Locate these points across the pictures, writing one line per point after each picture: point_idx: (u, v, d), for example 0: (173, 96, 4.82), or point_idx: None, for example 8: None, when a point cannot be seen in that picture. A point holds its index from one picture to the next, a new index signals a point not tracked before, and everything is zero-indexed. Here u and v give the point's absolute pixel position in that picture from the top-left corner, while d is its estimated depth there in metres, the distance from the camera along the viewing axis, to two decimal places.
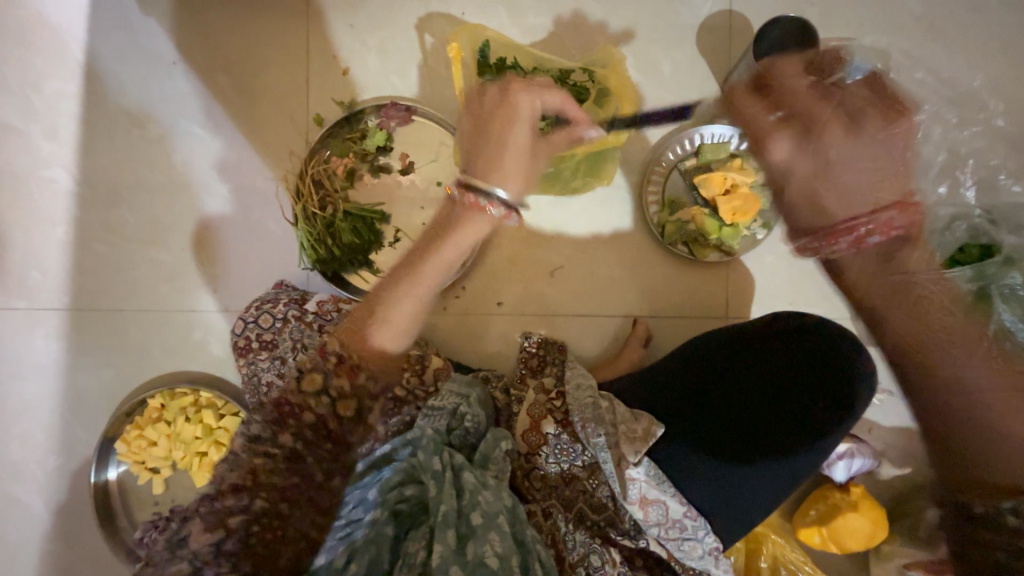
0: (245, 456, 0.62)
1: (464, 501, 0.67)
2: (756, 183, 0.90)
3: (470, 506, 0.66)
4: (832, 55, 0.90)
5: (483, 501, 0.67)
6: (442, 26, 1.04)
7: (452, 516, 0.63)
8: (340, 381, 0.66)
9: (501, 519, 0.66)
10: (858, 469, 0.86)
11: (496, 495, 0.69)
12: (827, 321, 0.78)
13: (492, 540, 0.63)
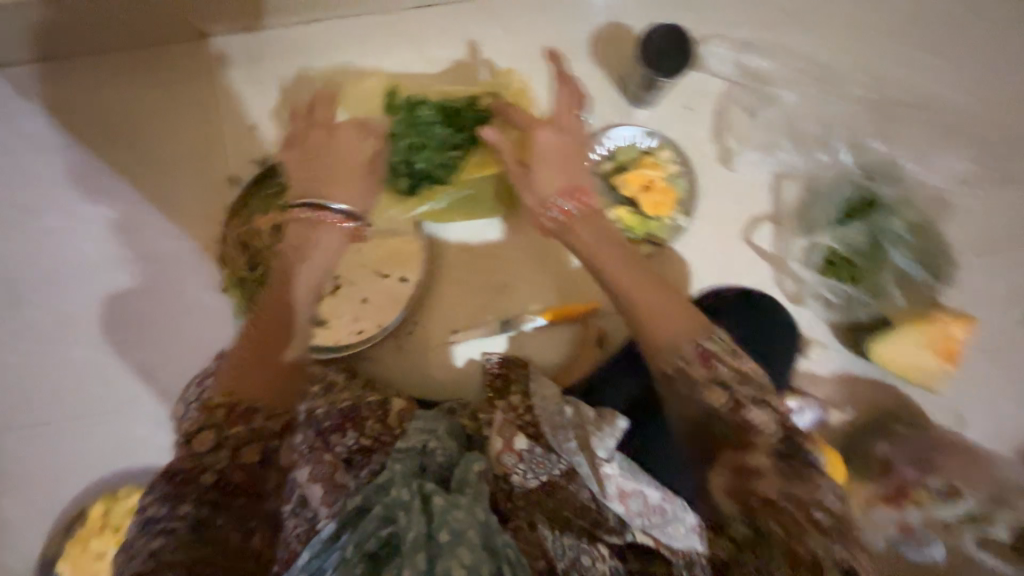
0: (148, 542, 0.61)
1: (434, 523, 0.62)
2: (669, 175, 0.98)
3: (439, 525, 0.62)
4: (712, 53, 0.99)
5: (455, 517, 0.63)
6: (347, 70, 1.04)
7: (421, 539, 0.60)
8: (232, 430, 0.71)
9: (471, 533, 0.62)
10: (809, 419, 0.94)
11: (468, 512, 0.65)
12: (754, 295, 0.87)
13: (460, 554, 0.60)
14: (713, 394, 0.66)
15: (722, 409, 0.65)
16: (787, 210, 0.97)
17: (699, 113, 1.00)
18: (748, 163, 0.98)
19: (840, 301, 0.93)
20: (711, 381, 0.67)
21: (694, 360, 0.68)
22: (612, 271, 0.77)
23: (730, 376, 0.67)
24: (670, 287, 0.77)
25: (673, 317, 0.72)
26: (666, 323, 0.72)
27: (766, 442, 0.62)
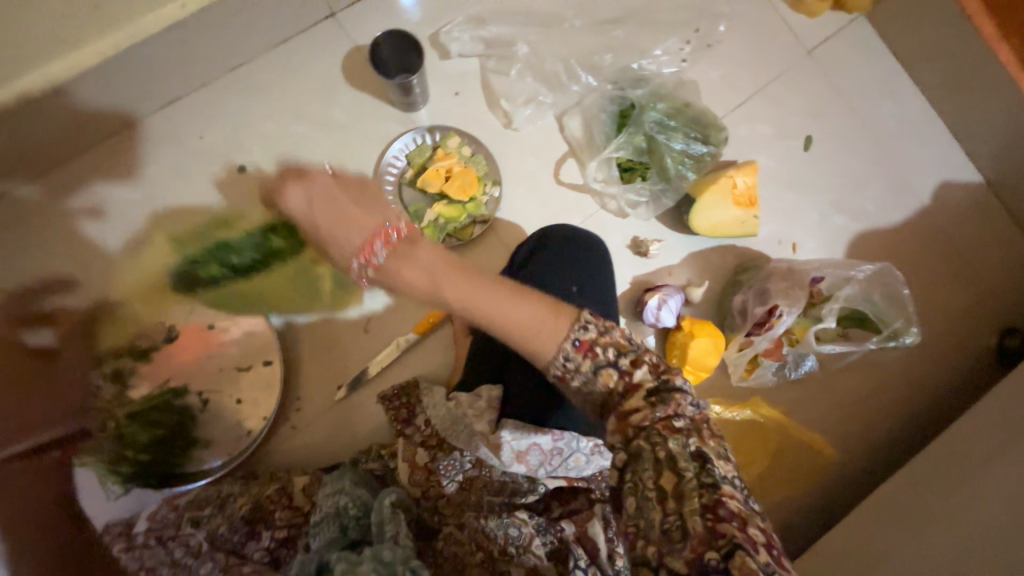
0: None
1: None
2: (464, 157, 1.01)
3: None
4: (451, 37, 1.05)
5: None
6: (120, 194, 1.00)
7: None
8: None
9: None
10: (677, 307, 1.01)
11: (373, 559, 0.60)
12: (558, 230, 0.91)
13: None
14: (607, 375, 0.62)
15: (617, 389, 0.62)
16: (578, 143, 1.06)
17: (466, 92, 1.06)
18: (527, 119, 1.06)
19: (652, 197, 1.02)
20: (600, 366, 0.62)
21: (578, 358, 0.62)
22: (451, 287, 0.62)
23: (617, 355, 0.62)
24: (523, 288, 0.64)
25: (546, 321, 0.62)
26: (540, 330, 0.62)
27: (642, 395, 0.60)
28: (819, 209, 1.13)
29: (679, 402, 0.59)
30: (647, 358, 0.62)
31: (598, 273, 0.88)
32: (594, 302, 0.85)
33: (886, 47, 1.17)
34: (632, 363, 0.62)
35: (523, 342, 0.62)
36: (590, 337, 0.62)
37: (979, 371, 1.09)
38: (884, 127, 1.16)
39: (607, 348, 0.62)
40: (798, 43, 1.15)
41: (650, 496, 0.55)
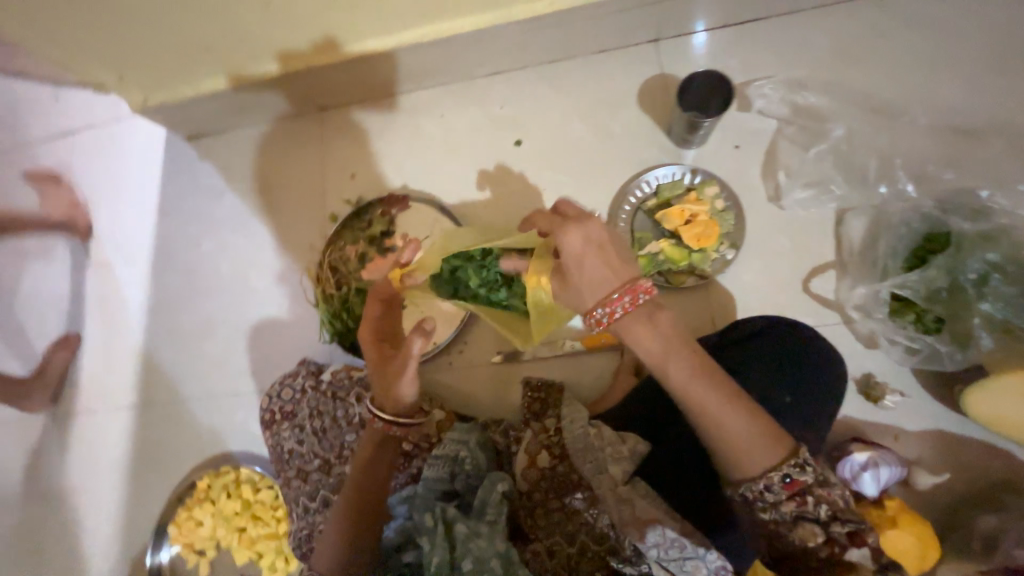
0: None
1: (457, 552, 0.68)
2: (714, 210, 0.98)
3: (462, 556, 0.67)
4: (758, 92, 1.01)
5: (474, 547, 0.68)
6: (425, 127, 1.24)
7: (445, 567, 0.67)
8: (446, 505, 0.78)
9: (493, 564, 0.66)
10: (888, 480, 0.81)
11: (489, 542, 0.69)
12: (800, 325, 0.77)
13: None
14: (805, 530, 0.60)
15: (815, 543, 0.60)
16: (850, 246, 0.92)
17: (747, 150, 1.01)
18: (799, 201, 0.96)
19: (924, 348, 0.82)
20: (803, 516, 0.60)
21: (780, 494, 0.59)
22: (678, 370, 0.61)
23: (826, 511, 0.60)
24: (755, 407, 0.60)
25: (760, 450, 0.59)
26: (750, 458, 0.59)
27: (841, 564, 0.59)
28: None
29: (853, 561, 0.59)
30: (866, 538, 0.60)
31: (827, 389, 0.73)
32: (812, 418, 0.72)
33: None
34: (849, 535, 0.59)
35: (731, 459, 0.60)
36: (806, 481, 0.59)
37: None
38: None
39: (817, 503, 0.60)
40: None
41: None
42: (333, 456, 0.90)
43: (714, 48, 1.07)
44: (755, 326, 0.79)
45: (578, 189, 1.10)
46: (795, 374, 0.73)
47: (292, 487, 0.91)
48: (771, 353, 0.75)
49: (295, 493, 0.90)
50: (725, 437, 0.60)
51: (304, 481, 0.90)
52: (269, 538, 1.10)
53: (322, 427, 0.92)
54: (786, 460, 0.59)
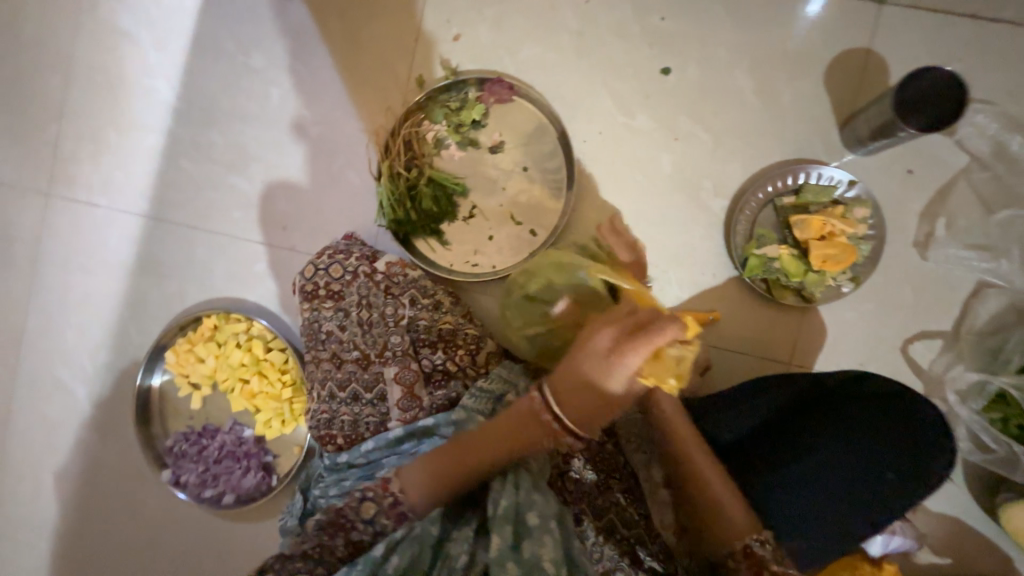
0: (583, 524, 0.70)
1: (522, 499, 0.64)
2: (855, 235, 0.86)
3: (527, 504, 0.63)
4: (969, 118, 0.85)
5: (538, 501, 0.64)
6: (563, 8, 1.00)
7: (511, 514, 0.62)
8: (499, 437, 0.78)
9: (555, 522, 0.62)
10: (894, 547, 0.84)
11: (546, 496, 0.65)
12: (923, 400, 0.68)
13: (546, 543, 0.60)
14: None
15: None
16: (971, 324, 0.85)
17: (920, 179, 0.87)
18: (949, 258, 0.85)
19: (1004, 452, 0.78)
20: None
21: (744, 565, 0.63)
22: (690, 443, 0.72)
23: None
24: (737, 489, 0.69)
25: (739, 517, 0.66)
26: (730, 523, 0.66)
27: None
28: None
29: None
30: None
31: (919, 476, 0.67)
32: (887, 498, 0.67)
33: None
34: None
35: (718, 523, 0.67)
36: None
37: None
38: None
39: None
40: None
41: None
42: (374, 352, 0.85)
43: (943, 43, 0.88)
44: (882, 385, 0.70)
45: (713, 153, 0.94)
46: (909, 454, 0.67)
47: (320, 367, 0.85)
48: (889, 420, 0.68)
49: (322, 374, 0.85)
50: (707, 490, 0.68)
51: (336, 367, 0.85)
52: (270, 398, 1.07)
53: (369, 320, 0.86)
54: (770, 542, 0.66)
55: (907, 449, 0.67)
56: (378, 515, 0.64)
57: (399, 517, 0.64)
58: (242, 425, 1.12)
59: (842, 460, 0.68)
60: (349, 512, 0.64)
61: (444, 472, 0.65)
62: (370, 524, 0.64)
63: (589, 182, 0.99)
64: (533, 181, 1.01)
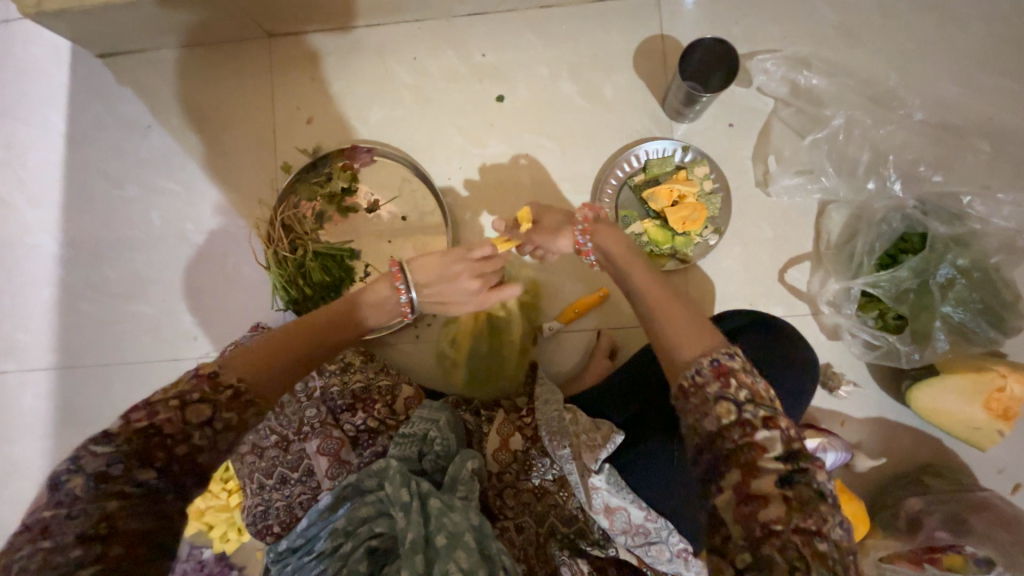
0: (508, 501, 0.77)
1: (432, 527, 0.63)
2: (703, 191, 0.94)
3: (436, 529, 0.62)
4: (759, 68, 0.95)
5: (449, 522, 0.63)
6: (396, 70, 1.09)
7: (420, 543, 0.61)
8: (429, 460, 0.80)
9: (468, 537, 0.61)
10: (833, 464, 0.86)
11: (463, 515, 0.64)
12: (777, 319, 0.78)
13: (457, 558, 0.59)
14: (724, 410, 0.53)
15: (730, 429, 0.51)
16: (828, 239, 0.92)
17: (741, 129, 0.96)
18: (787, 188, 0.93)
19: (885, 345, 0.84)
20: (724, 397, 0.53)
21: (709, 376, 0.55)
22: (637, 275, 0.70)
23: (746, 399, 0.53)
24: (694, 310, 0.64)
25: (689, 334, 0.60)
26: (678, 345, 0.60)
27: (770, 467, 0.49)
28: None
29: (829, 515, 0.46)
30: (780, 424, 0.51)
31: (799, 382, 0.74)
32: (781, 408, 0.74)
33: None
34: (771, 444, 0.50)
35: (668, 346, 0.61)
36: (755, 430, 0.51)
37: None
38: None
39: (741, 387, 0.54)
40: None
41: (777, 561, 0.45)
42: (292, 431, 0.84)
43: (720, 11, 0.99)
44: (732, 323, 0.79)
45: (564, 157, 1.03)
46: (777, 374, 0.73)
47: (244, 462, 0.84)
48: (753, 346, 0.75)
49: (247, 468, 0.84)
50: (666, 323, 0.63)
51: (258, 456, 0.83)
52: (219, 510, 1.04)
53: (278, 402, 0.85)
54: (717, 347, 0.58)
55: (768, 367, 0.73)
56: (217, 414, 0.53)
57: (243, 407, 0.55)
58: (199, 548, 1.07)
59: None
60: (175, 414, 0.51)
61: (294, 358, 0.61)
62: (203, 426, 0.52)
63: (465, 213, 1.06)
64: (415, 226, 1.07)
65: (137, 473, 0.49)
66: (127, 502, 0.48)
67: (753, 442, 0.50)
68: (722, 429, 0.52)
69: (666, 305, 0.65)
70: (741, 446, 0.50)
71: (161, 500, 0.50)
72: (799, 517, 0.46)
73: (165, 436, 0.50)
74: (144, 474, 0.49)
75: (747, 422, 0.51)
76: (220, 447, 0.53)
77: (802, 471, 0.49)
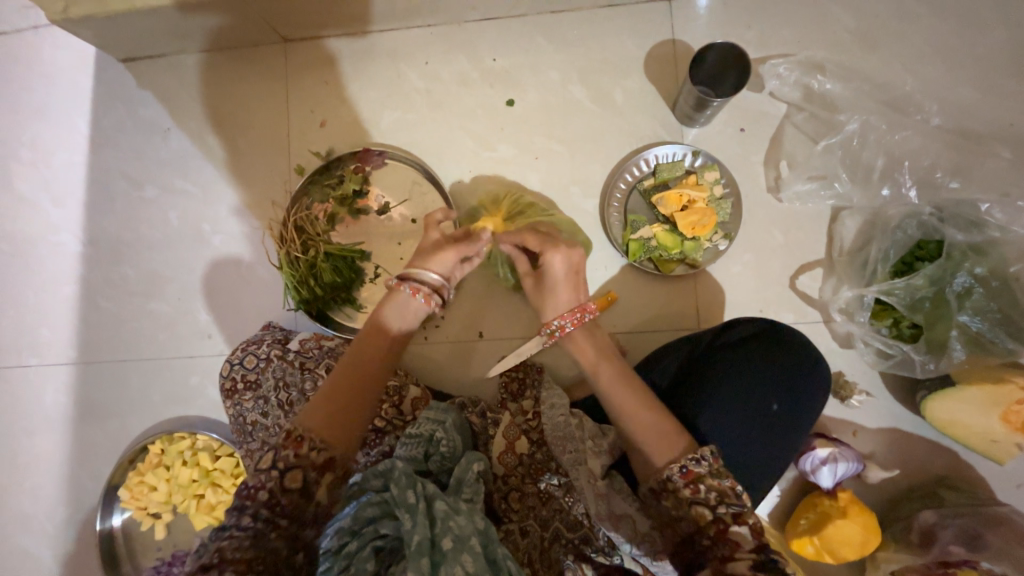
0: (513, 507, 0.78)
1: (437, 530, 0.63)
2: (713, 196, 0.93)
3: (441, 532, 0.62)
4: (772, 72, 0.95)
5: (455, 525, 0.63)
6: (408, 74, 1.11)
7: (426, 546, 0.60)
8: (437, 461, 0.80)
9: (473, 541, 0.62)
10: (843, 474, 0.85)
11: (468, 519, 0.65)
12: (788, 328, 0.76)
13: (464, 561, 0.60)
14: (698, 514, 0.61)
15: (705, 526, 0.60)
16: (841, 245, 0.91)
17: (753, 133, 0.95)
18: (799, 193, 0.92)
19: (898, 354, 0.83)
20: (696, 501, 0.61)
21: (680, 483, 0.63)
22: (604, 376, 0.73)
23: (717, 501, 0.61)
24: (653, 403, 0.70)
25: (657, 445, 0.66)
26: (650, 454, 0.66)
27: (746, 560, 0.56)
28: None
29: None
30: (747, 518, 0.59)
31: (808, 392, 0.73)
32: (791, 418, 0.72)
33: None
34: (735, 517, 0.59)
35: (643, 455, 0.67)
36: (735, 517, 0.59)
37: None
38: None
39: (710, 489, 0.62)
40: None
41: None
42: None
43: (733, 15, 0.98)
44: (744, 330, 0.77)
45: (574, 161, 1.03)
46: (785, 383, 0.72)
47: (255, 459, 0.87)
48: (763, 354, 0.73)
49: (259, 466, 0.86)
50: (633, 428, 0.68)
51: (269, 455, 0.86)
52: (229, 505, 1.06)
53: (289, 401, 0.87)
54: (685, 452, 0.64)
55: (777, 378, 0.72)
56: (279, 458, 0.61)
57: (299, 446, 0.62)
58: None
59: (732, 404, 0.71)
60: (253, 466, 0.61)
61: (342, 401, 0.67)
62: (268, 469, 0.60)
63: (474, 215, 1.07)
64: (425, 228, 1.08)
65: (239, 518, 0.58)
66: (236, 538, 0.57)
67: (723, 537, 0.59)
68: (700, 530, 0.60)
69: (630, 407, 0.70)
70: (716, 541, 0.59)
71: (263, 541, 0.58)
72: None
73: (247, 487, 0.59)
74: (244, 520, 0.58)
75: (719, 521, 0.59)
76: (290, 486, 0.60)
77: (774, 563, 0.55)
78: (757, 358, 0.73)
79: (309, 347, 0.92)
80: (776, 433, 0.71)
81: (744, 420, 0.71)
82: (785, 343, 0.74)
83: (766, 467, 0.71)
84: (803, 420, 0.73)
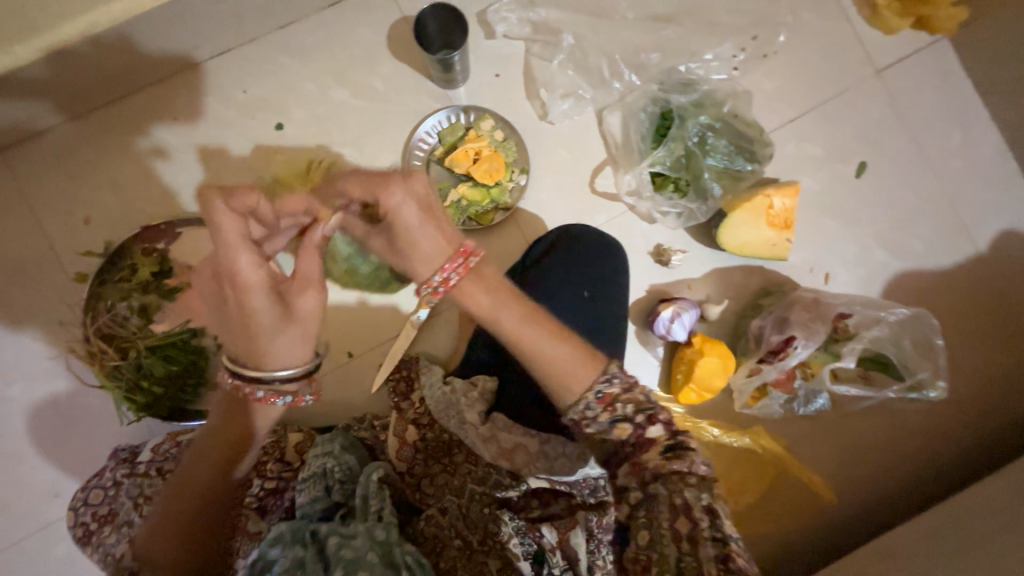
0: (430, 493, 0.78)
1: (331, 563, 0.62)
2: (494, 141, 1.00)
3: (334, 563, 0.61)
4: (498, 17, 1.03)
5: (349, 550, 0.62)
6: (162, 135, 1.03)
7: None
8: (341, 491, 0.78)
9: (369, 558, 0.62)
10: (691, 321, 0.97)
11: (363, 538, 0.64)
12: (579, 227, 0.88)
13: None
14: (621, 429, 0.66)
15: (624, 433, 0.66)
16: (614, 140, 1.02)
17: (506, 75, 1.04)
18: (563, 112, 1.03)
19: (683, 209, 0.97)
20: (616, 419, 0.66)
21: (599, 409, 0.66)
22: (508, 318, 0.67)
23: (632, 410, 0.66)
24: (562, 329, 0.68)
25: (576, 373, 0.66)
26: (570, 386, 0.66)
27: (658, 448, 0.64)
28: (857, 240, 1.05)
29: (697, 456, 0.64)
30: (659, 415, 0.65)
31: (614, 271, 0.85)
32: (606, 295, 0.83)
33: (962, 74, 1.08)
34: (647, 419, 0.65)
35: (561, 391, 0.67)
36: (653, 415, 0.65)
37: (998, 433, 1.03)
38: (947, 164, 1.07)
39: (625, 403, 0.66)
40: (868, 61, 1.06)
41: (672, 504, 0.61)
42: None
43: None
44: (546, 243, 0.87)
45: (365, 157, 1.04)
46: (587, 269, 0.84)
47: None
48: (565, 256, 0.84)
49: None
50: (552, 361, 0.66)
51: None
52: None
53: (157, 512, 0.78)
54: (596, 379, 0.67)
55: (582, 269, 0.84)
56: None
57: (147, 572, 0.68)
58: None
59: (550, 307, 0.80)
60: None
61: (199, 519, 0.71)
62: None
63: None
64: None
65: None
66: None
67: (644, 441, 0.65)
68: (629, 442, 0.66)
69: (552, 345, 0.66)
70: (634, 441, 0.66)
71: None
72: (677, 463, 0.62)
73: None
74: None
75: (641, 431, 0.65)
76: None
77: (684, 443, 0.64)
78: (559, 262, 0.84)
79: (165, 447, 0.84)
80: (599, 313, 0.82)
81: (564, 317, 0.80)
82: (580, 240, 0.86)
83: (603, 347, 0.80)
84: (616, 291, 0.84)
